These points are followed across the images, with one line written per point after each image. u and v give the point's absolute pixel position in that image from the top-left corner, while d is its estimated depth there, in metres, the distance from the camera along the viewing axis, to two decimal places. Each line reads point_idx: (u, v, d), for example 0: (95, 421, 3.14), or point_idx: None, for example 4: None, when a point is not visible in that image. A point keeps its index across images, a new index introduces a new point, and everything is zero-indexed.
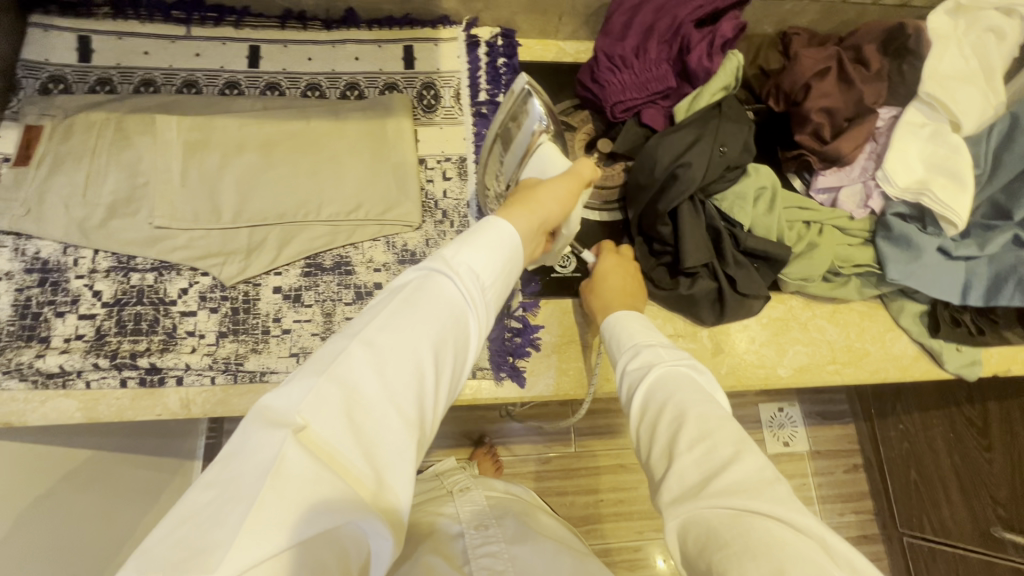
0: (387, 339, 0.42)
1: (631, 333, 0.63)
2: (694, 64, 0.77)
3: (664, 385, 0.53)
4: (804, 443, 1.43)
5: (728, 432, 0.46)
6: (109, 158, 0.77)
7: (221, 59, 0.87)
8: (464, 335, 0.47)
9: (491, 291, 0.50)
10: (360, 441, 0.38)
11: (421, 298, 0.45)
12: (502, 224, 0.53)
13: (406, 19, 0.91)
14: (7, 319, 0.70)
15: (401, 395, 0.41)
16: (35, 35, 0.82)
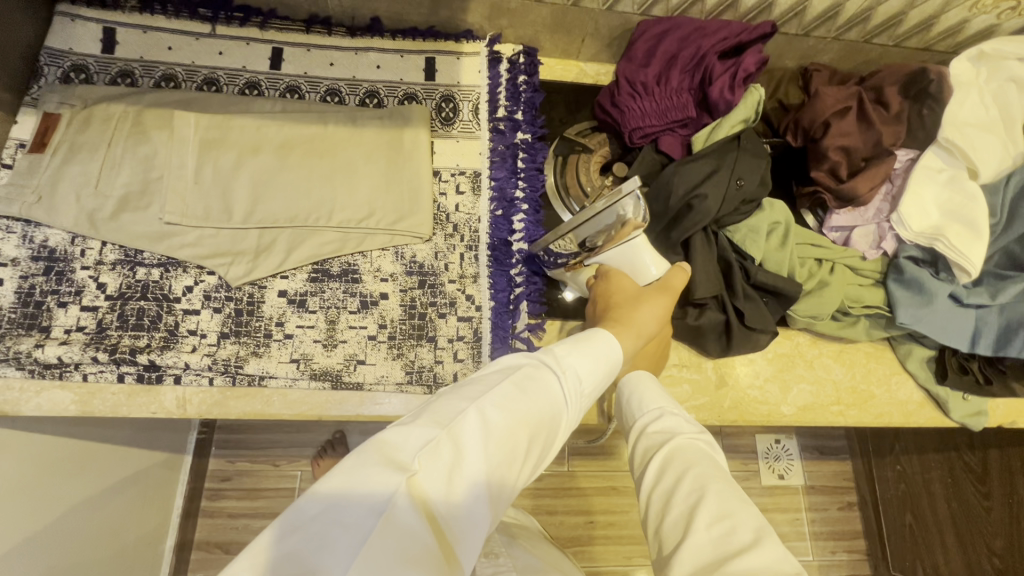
0: (500, 417, 0.41)
1: (650, 394, 0.63)
2: (715, 95, 0.76)
3: (685, 455, 0.54)
4: (799, 477, 1.39)
5: (749, 517, 0.47)
6: (126, 151, 0.77)
7: (243, 59, 0.87)
8: (554, 433, 0.46)
9: (587, 396, 0.50)
10: (461, 511, 0.37)
11: (531, 383, 0.45)
12: (608, 338, 0.54)
13: (430, 31, 0.91)
14: (9, 306, 0.70)
15: (499, 476, 0.40)
16: (61, 23, 0.83)
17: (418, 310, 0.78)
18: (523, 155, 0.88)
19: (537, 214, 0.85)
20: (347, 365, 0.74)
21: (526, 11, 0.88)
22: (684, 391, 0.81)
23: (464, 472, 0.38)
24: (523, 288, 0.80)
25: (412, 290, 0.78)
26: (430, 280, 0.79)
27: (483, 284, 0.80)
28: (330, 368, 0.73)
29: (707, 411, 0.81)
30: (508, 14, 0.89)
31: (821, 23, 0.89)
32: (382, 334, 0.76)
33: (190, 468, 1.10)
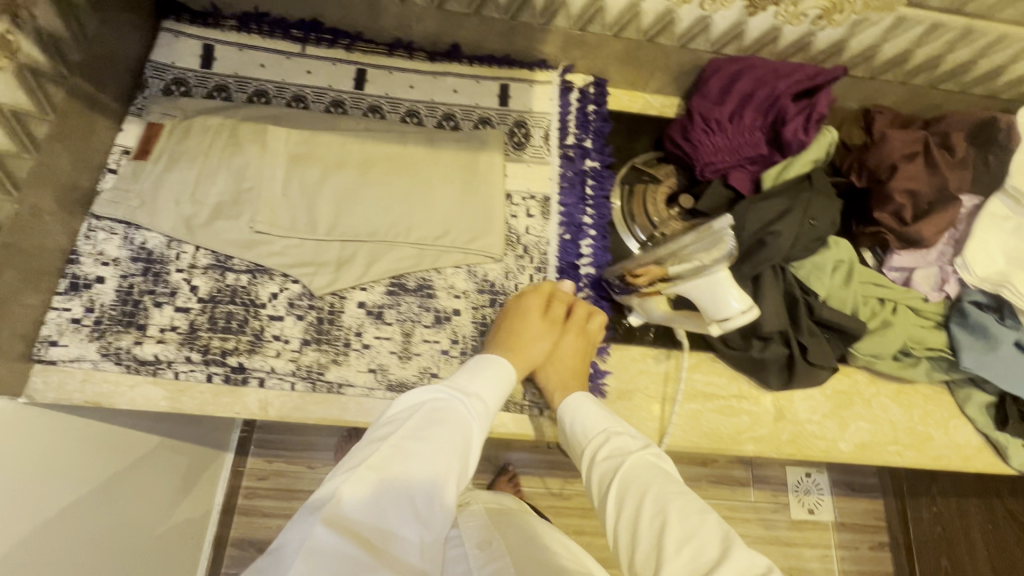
0: (410, 445, 0.57)
1: (594, 419, 0.71)
2: (789, 135, 0.78)
3: (639, 478, 0.62)
4: (829, 513, 1.37)
5: (710, 526, 0.56)
6: (221, 162, 0.82)
7: (330, 78, 0.91)
8: (466, 441, 0.61)
9: (489, 407, 0.66)
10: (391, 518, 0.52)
11: (435, 410, 0.61)
12: (498, 358, 0.72)
13: (506, 59, 0.95)
14: (110, 303, 0.74)
15: (423, 488, 0.55)
16: (166, 39, 0.88)
17: (488, 327, 0.81)
18: (591, 183, 0.91)
19: (604, 240, 0.87)
20: (421, 377, 0.77)
21: (602, 45, 0.91)
22: (743, 422, 0.83)
23: (386, 488, 0.53)
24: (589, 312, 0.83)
25: (483, 308, 0.81)
26: (501, 299, 0.82)
27: None
28: (405, 380, 0.76)
29: (766, 443, 0.82)
30: (584, 47, 0.92)
31: (890, 67, 0.92)
32: (455, 349, 0.79)
33: (233, 465, 1.13)
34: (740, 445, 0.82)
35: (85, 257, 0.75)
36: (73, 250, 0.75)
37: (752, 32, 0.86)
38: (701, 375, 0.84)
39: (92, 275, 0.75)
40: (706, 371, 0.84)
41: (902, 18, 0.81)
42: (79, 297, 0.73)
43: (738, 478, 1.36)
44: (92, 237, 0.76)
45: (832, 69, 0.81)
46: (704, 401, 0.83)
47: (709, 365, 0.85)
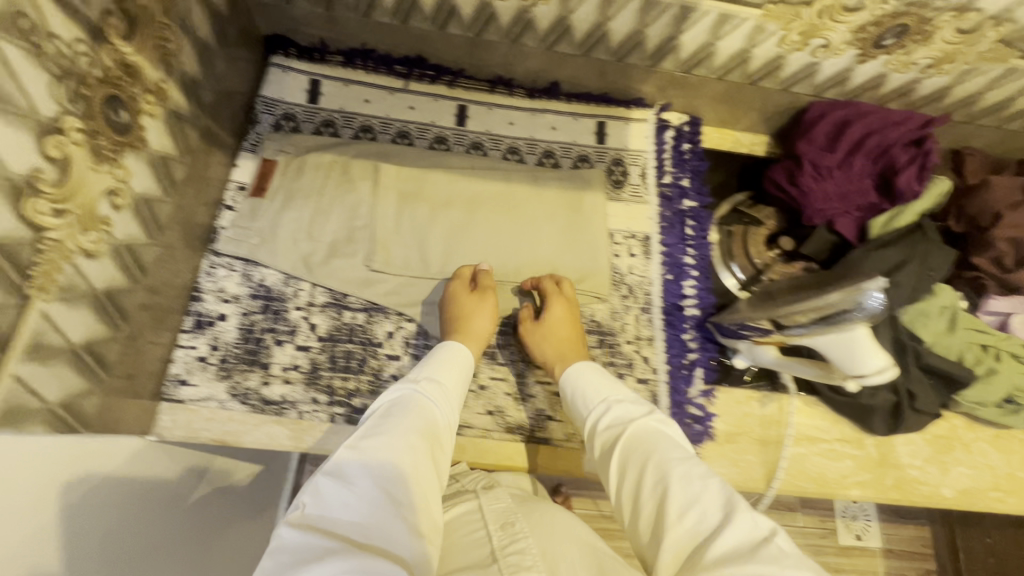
0: (372, 438, 0.56)
1: (595, 387, 0.70)
2: (903, 184, 0.79)
3: (642, 446, 0.60)
4: (876, 539, 1.36)
5: (713, 490, 0.53)
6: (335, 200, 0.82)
7: (432, 114, 0.92)
8: (428, 423, 0.61)
9: (447, 393, 0.67)
10: (362, 503, 0.49)
11: (392, 408, 0.61)
12: (453, 344, 0.73)
13: (604, 96, 0.96)
14: (234, 341, 0.75)
15: (386, 468, 0.53)
16: (274, 74, 0.89)
17: None
18: (691, 223, 0.92)
19: (707, 282, 0.88)
20: (537, 420, 0.78)
21: (703, 85, 0.92)
22: (847, 466, 0.83)
23: (352, 479, 0.51)
24: (697, 354, 0.84)
25: (592, 349, 0.82)
26: (609, 340, 0.83)
27: (658, 346, 0.83)
28: (523, 423, 0.77)
29: (870, 487, 0.83)
30: (684, 87, 0.93)
31: (987, 112, 0.92)
32: None
33: None
34: (845, 490, 0.82)
35: (207, 294, 0.76)
36: (194, 287, 0.76)
37: (858, 78, 0.86)
38: (804, 419, 0.85)
39: (214, 312, 0.76)
40: (808, 414, 0.85)
41: (1014, 69, 0.82)
42: (203, 335, 0.74)
43: (787, 503, 1.34)
44: (213, 274, 0.77)
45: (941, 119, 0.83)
46: (809, 445, 0.83)
47: (811, 408, 0.86)
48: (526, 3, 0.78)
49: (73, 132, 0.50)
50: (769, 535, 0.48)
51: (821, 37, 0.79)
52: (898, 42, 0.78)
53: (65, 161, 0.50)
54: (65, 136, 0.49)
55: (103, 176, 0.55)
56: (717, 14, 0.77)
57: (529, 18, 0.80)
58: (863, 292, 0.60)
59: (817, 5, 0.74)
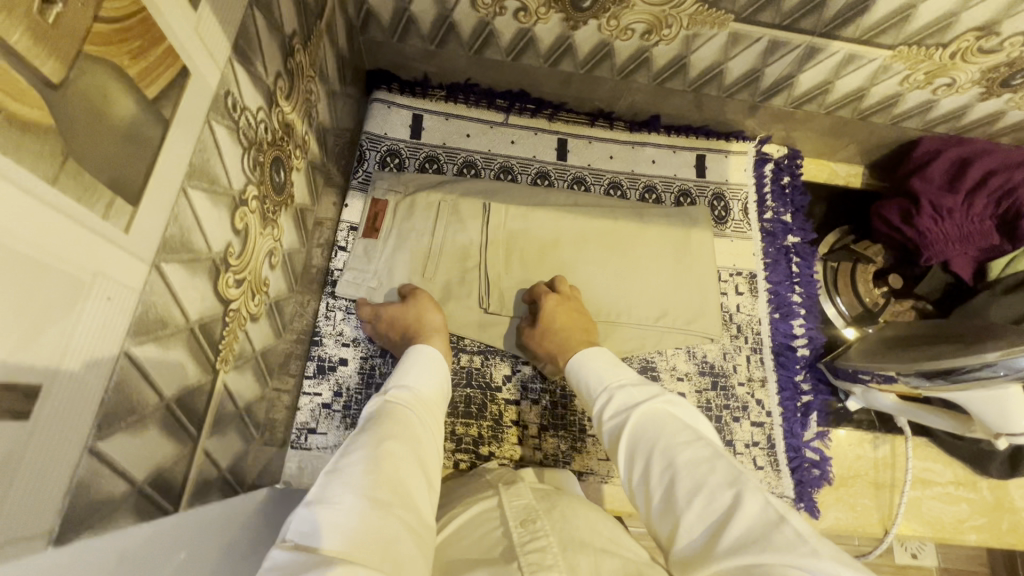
0: (347, 452, 0.47)
1: (599, 372, 0.62)
2: None
3: (648, 430, 0.52)
4: (934, 558, 1.16)
5: (723, 473, 0.45)
6: (445, 240, 0.81)
7: (534, 148, 0.91)
8: (409, 424, 0.53)
9: (428, 399, 0.59)
10: (339, 513, 0.40)
11: (370, 419, 0.52)
12: (425, 348, 0.66)
13: (704, 129, 0.95)
14: (356, 387, 0.74)
15: (360, 472, 0.44)
16: (379, 109, 0.88)
17: (714, 412, 0.80)
18: (796, 259, 0.90)
19: (816, 320, 0.87)
20: None
21: (810, 119, 0.90)
22: (963, 510, 0.82)
23: (328, 491, 0.42)
24: (811, 397, 0.83)
25: (707, 392, 0.81)
26: (722, 382, 0.82)
27: (772, 389, 0.83)
28: None
29: (986, 532, 0.82)
30: (788, 120, 0.91)
31: None
32: None
33: None
34: (963, 535, 0.81)
35: (326, 338, 0.76)
36: (314, 331, 0.76)
37: (974, 115, 0.85)
38: (918, 461, 0.84)
39: (336, 357, 0.75)
40: (922, 456, 0.84)
41: None
42: (326, 381, 0.74)
43: None
44: (331, 317, 0.77)
45: None
46: (923, 488, 0.83)
47: (924, 450, 0.85)
48: (648, 41, 0.76)
49: (250, 200, 0.50)
50: (785, 518, 0.41)
51: (947, 77, 0.77)
52: None
53: (245, 232, 0.49)
54: (245, 206, 0.49)
55: (266, 239, 0.55)
56: (845, 54, 0.75)
57: (647, 56, 0.79)
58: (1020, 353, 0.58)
59: (953, 48, 0.72)
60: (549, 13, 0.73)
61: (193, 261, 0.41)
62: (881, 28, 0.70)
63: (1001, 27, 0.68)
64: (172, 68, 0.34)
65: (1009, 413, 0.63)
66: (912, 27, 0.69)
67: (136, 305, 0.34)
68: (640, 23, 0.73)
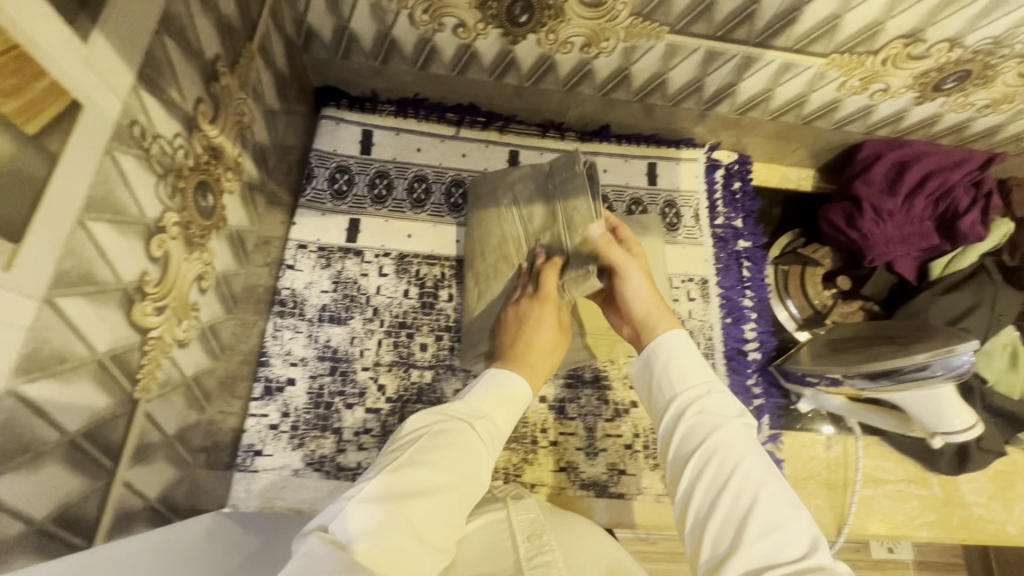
0: (411, 465, 0.51)
1: (692, 365, 0.59)
2: (967, 227, 0.79)
3: (733, 451, 0.51)
4: (908, 552, 1.16)
5: (801, 526, 0.47)
6: (542, 231, 0.76)
7: (485, 161, 0.91)
8: (470, 449, 0.55)
9: (493, 418, 0.60)
10: (383, 527, 0.45)
11: (441, 433, 0.55)
12: (503, 372, 0.66)
13: (655, 137, 0.96)
14: (304, 407, 0.74)
15: (419, 499, 0.48)
16: (327, 126, 0.88)
17: None
18: (747, 264, 0.91)
19: (767, 323, 0.88)
20: (611, 475, 0.77)
21: (755, 126, 0.92)
22: (914, 507, 0.83)
23: (384, 503, 0.47)
24: (762, 400, 0.84)
25: None
26: None
27: None
28: (597, 478, 0.76)
29: (937, 528, 0.83)
30: (735, 127, 0.93)
31: None
32: (637, 443, 0.79)
33: None
34: (914, 531, 0.82)
35: (274, 358, 0.75)
36: (262, 351, 0.76)
37: (912, 118, 0.87)
38: (870, 460, 0.85)
39: (283, 377, 0.75)
40: (873, 455, 0.85)
41: None
42: (274, 402, 0.73)
43: None
44: (278, 337, 0.77)
45: (976, 154, 0.84)
46: (875, 487, 0.84)
47: (875, 449, 0.86)
48: (588, 55, 0.77)
49: (171, 227, 0.49)
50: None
51: (882, 83, 0.79)
52: (958, 86, 0.79)
53: (165, 259, 0.49)
54: (164, 233, 0.48)
55: (194, 264, 0.54)
56: (781, 63, 0.76)
57: (589, 69, 0.80)
58: (954, 352, 0.60)
59: (882, 55, 0.74)
60: (488, 29, 0.73)
61: (98, 294, 0.40)
62: (812, 36, 0.71)
63: (925, 35, 0.70)
64: (56, 103, 0.34)
65: (942, 413, 0.65)
66: (841, 36, 0.71)
67: (24, 342, 0.34)
68: (578, 36, 0.74)
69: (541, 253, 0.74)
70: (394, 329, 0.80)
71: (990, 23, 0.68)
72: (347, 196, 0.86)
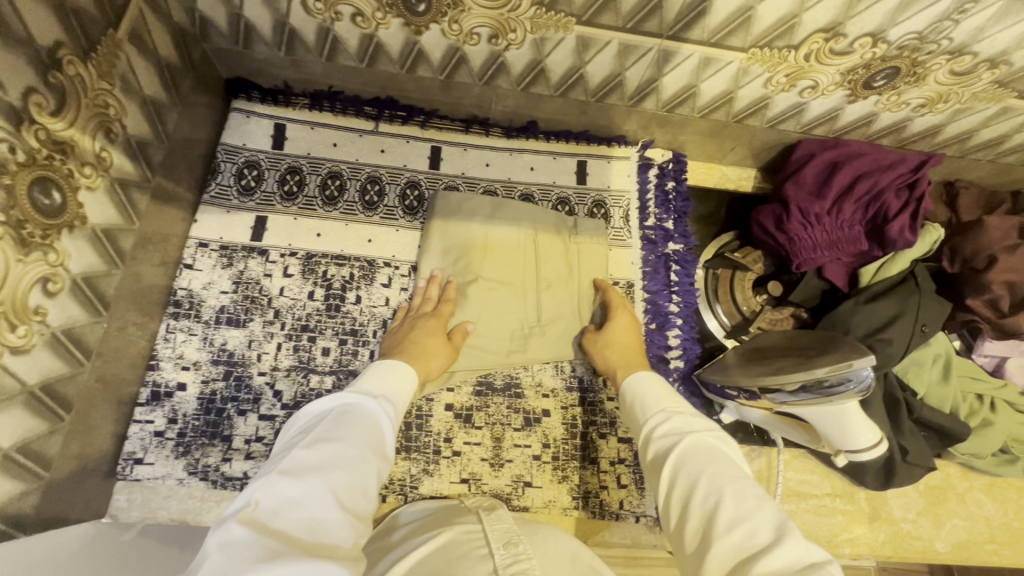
0: (330, 442, 0.48)
1: (654, 396, 0.61)
2: (895, 232, 0.75)
3: (696, 458, 0.51)
4: None
5: (767, 514, 0.45)
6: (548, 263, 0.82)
7: (404, 157, 0.87)
8: (379, 429, 0.54)
9: (396, 404, 0.60)
10: (307, 498, 0.43)
11: (349, 413, 0.53)
12: (394, 361, 0.66)
13: (585, 133, 0.92)
14: (193, 413, 0.71)
15: (337, 470, 0.46)
16: (237, 119, 0.84)
17: (580, 429, 0.77)
18: (675, 267, 0.88)
19: (692, 330, 0.84)
20: (515, 487, 0.74)
21: (687, 124, 0.88)
22: (838, 522, 0.81)
23: (305, 475, 0.44)
24: None
25: (573, 408, 0.78)
26: (590, 398, 0.79)
27: None
28: (499, 490, 0.74)
29: (861, 544, 0.80)
30: (666, 125, 0.89)
31: (983, 148, 0.88)
32: (546, 455, 0.76)
33: None
34: (836, 547, 0.80)
35: (164, 362, 0.72)
36: (152, 354, 0.72)
37: (848, 117, 0.83)
38: (793, 474, 0.82)
39: (172, 382, 0.72)
40: (797, 468, 0.82)
41: (1007, 109, 0.79)
42: (161, 407, 0.71)
43: None
44: (170, 340, 0.73)
45: (913, 155, 0.80)
46: (798, 501, 0.81)
47: (801, 462, 0.83)
48: (498, 46, 0.73)
49: None
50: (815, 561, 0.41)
51: (809, 79, 0.75)
52: (889, 84, 0.75)
53: None
54: None
55: (34, 266, 0.51)
56: (700, 58, 0.73)
57: (502, 61, 0.76)
58: (851, 368, 0.58)
59: (804, 50, 0.70)
60: (387, 18, 0.70)
61: None
62: (727, 30, 0.67)
63: (845, 29, 0.66)
64: None
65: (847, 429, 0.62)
66: (758, 30, 0.67)
67: None
68: (483, 27, 0.70)
69: (434, 278, 0.79)
70: (295, 333, 0.76)
71: (910, 17, 0.64)
72: (256, 193, 0.82)
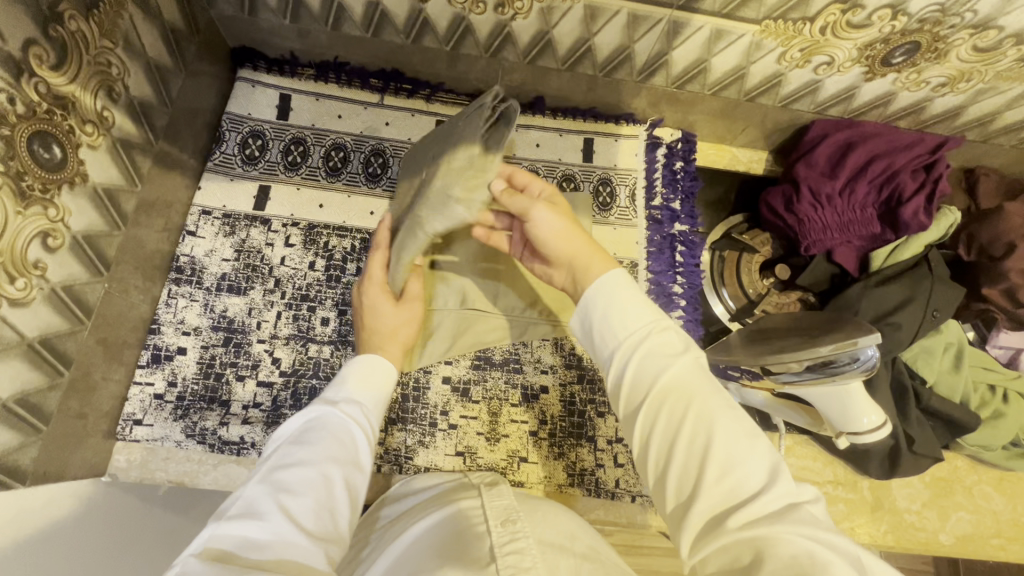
0: (289, 467, 0.46)
1: (622, 310, 0.51)
2: (908, 215, 0.73)
3: (680, 397, 0.46)
4: None
5: (756, 452, 0.43)
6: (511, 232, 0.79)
7: (409, 130, 0.86)
8: (347, 442, 0.51)
9: (369, 410, 0.57)
10: (267, 527, 0.40)
11: (310, 428, 0.51)
12: (358, 358, 0.62)
13: (592, 111, 0.90)
14: (193, 377, 0.72)
15: (298, 492, 0.43)
16: (242, 89, 0.83)
17: (577, 407, 0.77)
18: (681, 248, 0.86)
19: (695, 312, 0.83)
20: (510, 462, 0.74)
21: (697, 101, 0.86)
22: (839, 510, 0.79)
23: (260, 506, 0.41)
24: None
25: (571, 385, 0.77)
26: (589, 375, 0.78)
27: None
28: (494, 465, 0.73)
29: (862, 533, 0.79)
30: (676, 102, 0.87)
31: (1006, 132, 0.85)
32: (543, 431, 0.75)
33: None
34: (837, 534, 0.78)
35: (165, 326, 0.73)
36: (153, 318, 0.73)
37: (865, 96, 0.80)
38: (795, 460, 0.80)
39: (173, 346, 0.72)
40: (799, 455, 0.81)
41: None
42: (161, 370, 0.71)
43: None
44: (171, 305, 0.74)
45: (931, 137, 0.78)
46: None
47: (803, 449, 0.81)
48: (504, 15, 0.72)
49: None
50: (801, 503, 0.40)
51: (825, 55, 0.73)
52: (908, 61, 0.72)
53: None
54: None
55: (33, 219, 0.51)
56: (711, 30, 0.71)
57: (508, 32, 0.75)
58: (857, 346, 0.57)
59: (820, 22, 0.68)
60: None
61: None
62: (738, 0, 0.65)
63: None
64: None
65: (852, 409, 0.60)
66: (770, 1, 0.65)
67: None
68: None
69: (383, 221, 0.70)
70: (296, 302, 0.76)
71: None
72: (259, 162, 0.81)
